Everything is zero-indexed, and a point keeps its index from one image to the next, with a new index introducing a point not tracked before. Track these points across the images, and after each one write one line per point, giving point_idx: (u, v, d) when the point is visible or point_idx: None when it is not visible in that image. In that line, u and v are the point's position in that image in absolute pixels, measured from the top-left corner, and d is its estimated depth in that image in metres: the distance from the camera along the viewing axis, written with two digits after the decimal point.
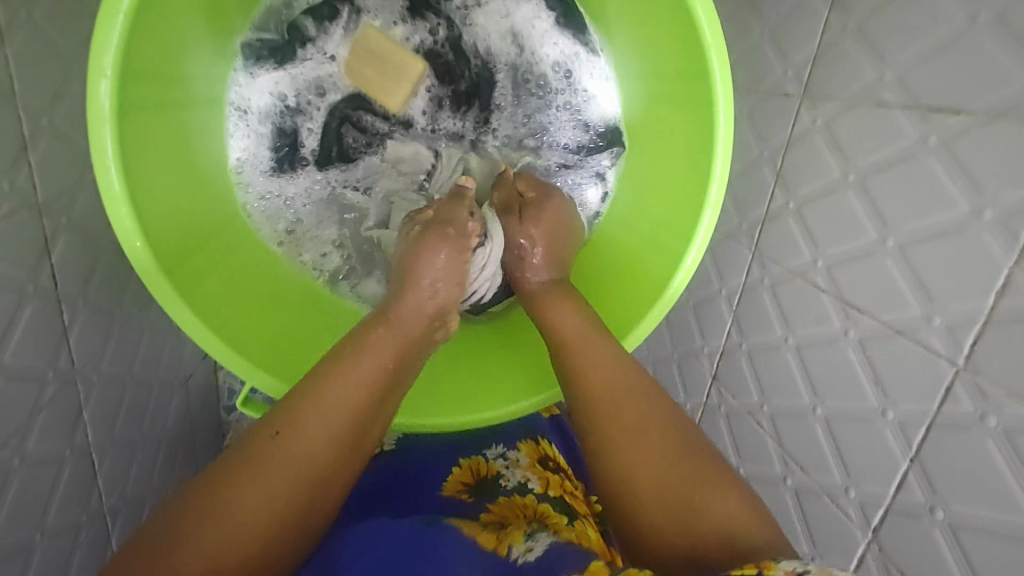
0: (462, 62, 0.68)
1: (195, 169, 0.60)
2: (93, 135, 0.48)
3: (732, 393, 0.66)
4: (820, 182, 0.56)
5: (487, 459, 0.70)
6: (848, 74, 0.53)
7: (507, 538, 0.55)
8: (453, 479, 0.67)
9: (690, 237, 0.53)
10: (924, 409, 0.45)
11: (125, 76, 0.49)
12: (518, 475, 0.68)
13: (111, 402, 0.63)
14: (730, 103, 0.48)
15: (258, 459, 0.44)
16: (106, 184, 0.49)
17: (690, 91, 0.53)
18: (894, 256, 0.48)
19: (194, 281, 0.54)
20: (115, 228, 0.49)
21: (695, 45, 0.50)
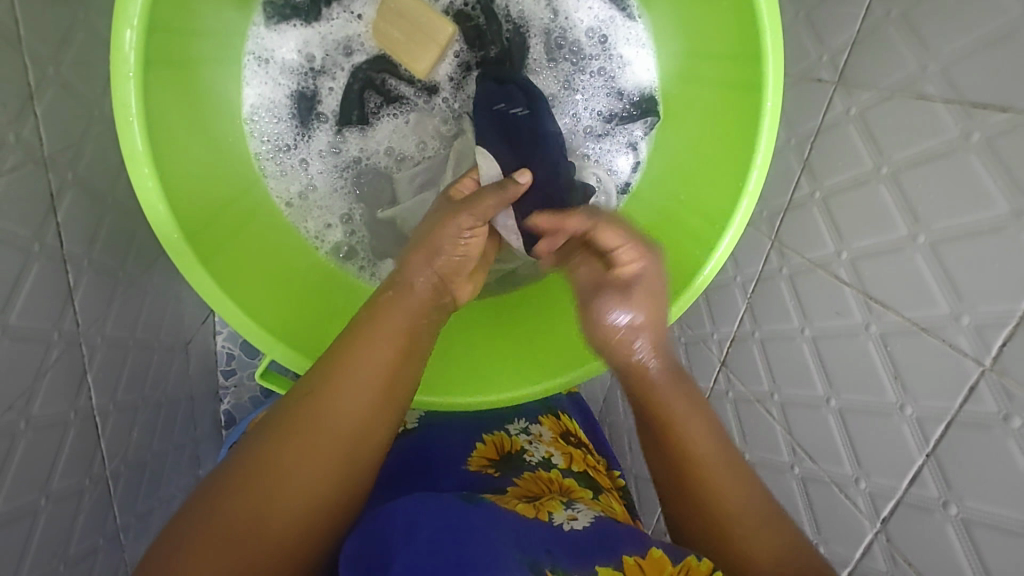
0: (493, 25, 0.65)
1: (211, 129, 0.58)
2: (116, 87, 0.45)
3: (742, 380, 0.67)
4: (850, 172, 0.55)
5: (509, 434, 0.72)
6: (888, 62, 0.52)
7: (545, 507, 0.57)
8: (477, 454, 0.68)
9: (725, 223, 0.52)
10: (944, 406, 0.46)
11: (153, 24, 0.46)
12: (542, 450, 0.70)
13: (114, 366, 0.62)
14: (781, 87, 0.47)
15: (296, 422, 0.46)
16: (128, 141, 0.46)
17: (734, 71, 0.51)
18: (924, 253, 0.48)
19: (211, 244, 0.52)
20: (134, 186, 0.47)
21: (745, 21, 0.49)
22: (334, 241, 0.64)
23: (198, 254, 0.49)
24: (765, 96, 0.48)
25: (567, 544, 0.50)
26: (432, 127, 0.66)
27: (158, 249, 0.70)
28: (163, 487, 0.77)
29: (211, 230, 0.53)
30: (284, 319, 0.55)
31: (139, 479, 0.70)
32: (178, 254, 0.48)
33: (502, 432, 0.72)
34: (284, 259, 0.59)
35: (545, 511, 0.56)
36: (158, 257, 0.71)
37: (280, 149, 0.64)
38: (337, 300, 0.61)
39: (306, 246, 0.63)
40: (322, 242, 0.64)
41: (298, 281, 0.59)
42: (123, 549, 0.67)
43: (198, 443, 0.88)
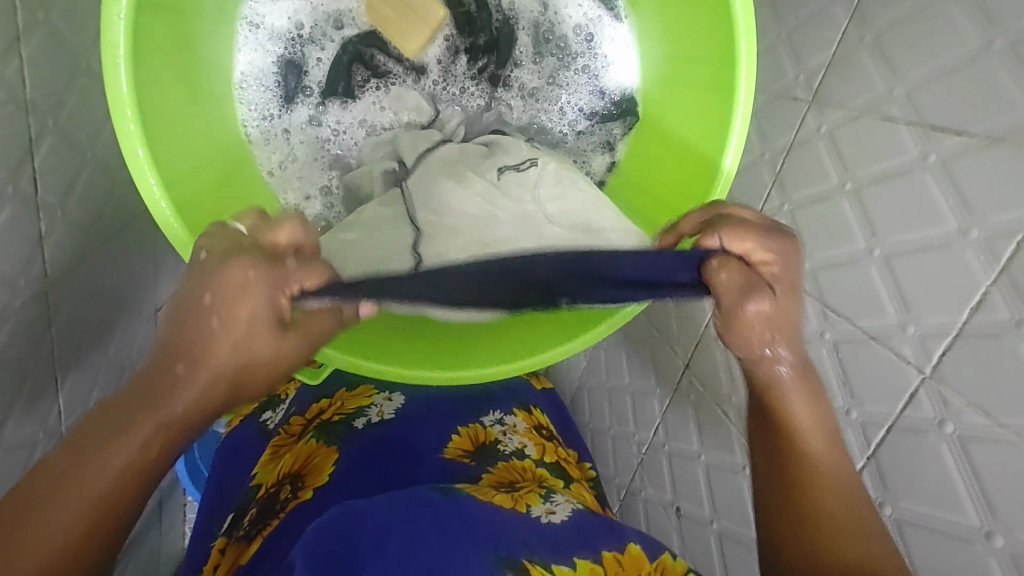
0: (484, 13, 0.67)
1: (198, 83, 0.58)
2: (108, 25, 0.46)
3: (703, 384, 0.68)
4: (817, 186, 0.57)
5: (485, 426, 0.73)
6: (860, 84, 0.54)
7: (523, 498, 0.60)
8: (453, 444, 0.69)
9: None
10: (887, 412, 0.48)
11: None
12: (516, 441, 0.71)
13: (78, 322, 0.61)
14: (753, 90, 0.49)
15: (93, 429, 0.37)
16: (114, 81, 0.47)
17: (712, 74, 0.53)
18: (878, 265, 0.50)
19: (190, 198, 0.52)
20: (116, 126, 0.47)
21: (723, 23, 0.51)
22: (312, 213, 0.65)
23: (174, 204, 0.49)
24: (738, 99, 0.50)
25: (544, 536, 0.54)
26: (410, 104, 0.66)
27: (134, 210, 0.70)
28: None
29: (190, 182, 0.53)
30: None
31: None
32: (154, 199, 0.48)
33: (476, 423, 0.73)
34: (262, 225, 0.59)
35: (523, 503, 0.59)
36: (134, 218, 0.70)
37: (264, 114, 0.64)
38: None
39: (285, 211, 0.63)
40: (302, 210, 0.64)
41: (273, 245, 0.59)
42: None
43: None
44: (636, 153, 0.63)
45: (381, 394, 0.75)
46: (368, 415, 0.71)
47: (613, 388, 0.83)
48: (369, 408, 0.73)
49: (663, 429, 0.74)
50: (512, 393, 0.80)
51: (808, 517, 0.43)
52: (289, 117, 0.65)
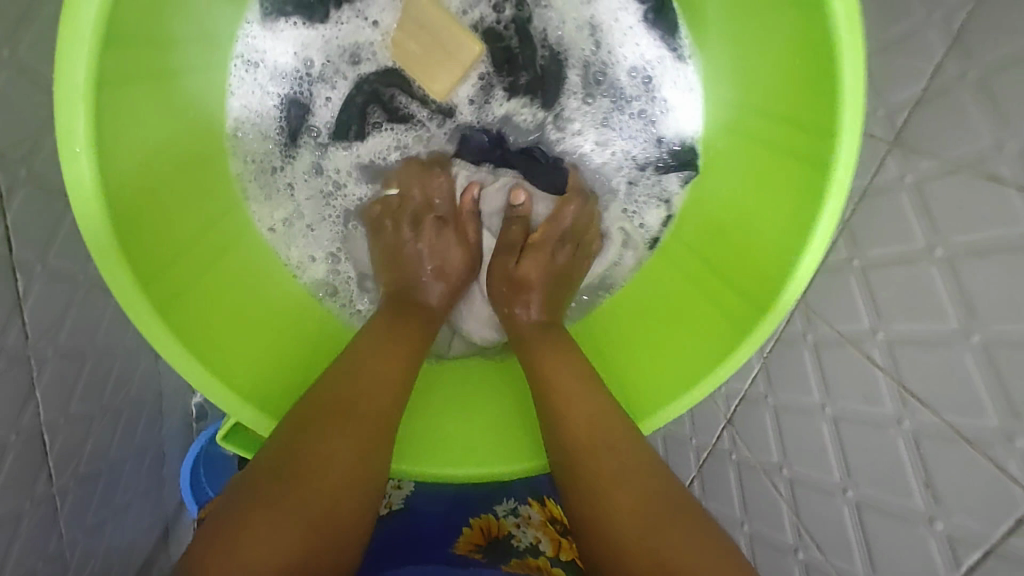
0: (527, 49, 0.61)
1: (181, 145, 0.54)
2: (68, 120, 0.42)
3: (749, 447, 0.62)
4: (898, 247, 0.49)
5: (497, 516, 0.64)
6: (959, 131, 0.46)
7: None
8: (463, 540, 0.63)
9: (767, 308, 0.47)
10: (984, 532, 0.41)
11: (108, 37, 0.43)
12: (530, 535, 0.62)
13: (68, 377, 0.56)
14: (850, 175, 0.42)
15: (301, 428, 0.45)
16: (77, 176, 0.43)
17: (804, 142, 0.46)
18: (976, 354, 0.43)
19: (176, 289, 0.49)
20: (81, 225, 0.43)
21: (827, 91, 0.44)
22: (318, 275, 0.62)
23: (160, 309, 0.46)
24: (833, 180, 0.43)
25: None
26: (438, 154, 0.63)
27: None
28: (116, 495, 0.72)
29: (177, 272, 0.50)
30: (240, 364, 0.52)
31: (92, 489, 0.65)
32: (139, 312, 0.45)
33: (487, 513, 0.64)
34: (255, 288, 0.57)
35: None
36: None
37: (265, 160, 0.61)
38: (303, 330, 0.58)
39: (279, 268, 0.60)
40: (302, 267, 0.61)
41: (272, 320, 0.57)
42: (65, 567, 0.62)
43: (162, 443, 0.83)
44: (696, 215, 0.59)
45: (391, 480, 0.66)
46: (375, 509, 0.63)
47: None
48: (377, 500, 0.64)
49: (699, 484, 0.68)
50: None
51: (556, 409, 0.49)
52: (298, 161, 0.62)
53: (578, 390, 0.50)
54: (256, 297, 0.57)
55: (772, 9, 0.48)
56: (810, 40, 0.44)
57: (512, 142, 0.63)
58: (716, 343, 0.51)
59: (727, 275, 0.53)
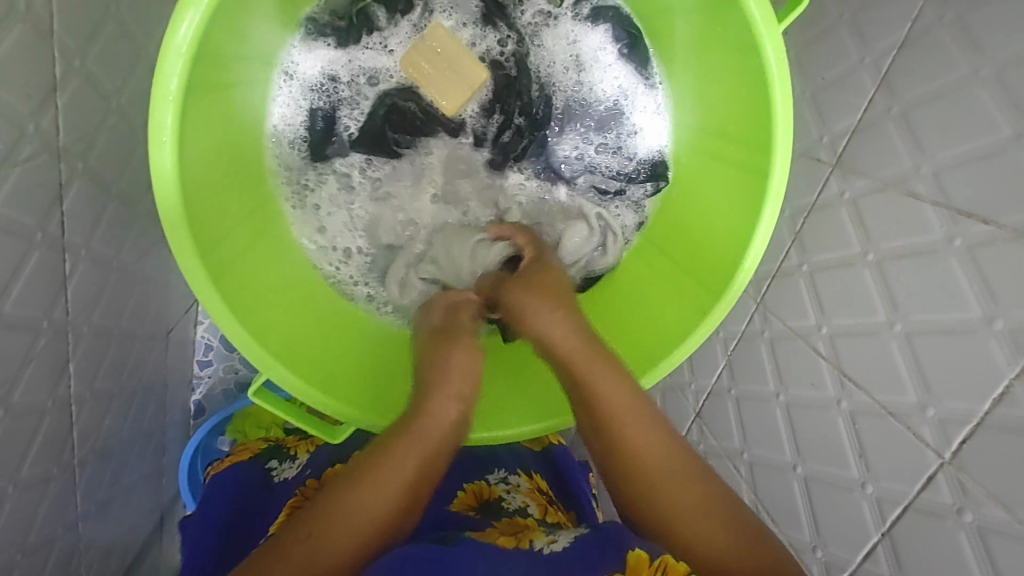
0: (525, 78, 0.68)
1: (234, 148, 0.59)
2: (156, 110, 0.47)
3: (714, 434, 0.68)
4: (837, 252, 0.57)
5: (488, 483, 0.68)
6: (883, 154, 0.55)
7: (526, 536, 0.56)
8: (458, 500, 0.65)
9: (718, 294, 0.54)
10: (904, 490, 0.48)
11: (197, 52, 0.48)
12: (519, 500, 0.65)
13: (95, 354, 0.61)
14: (786, 182, 0.49)
15: (339, 493, 0.50)
16: (159, 164, 0.48)
17: (747, 153, 0.54)
18: (899, 340, 0.51)
19: (226, 271, 0.54)
20: (159, 208, 0.49)
21: (762, 106, 0.52)
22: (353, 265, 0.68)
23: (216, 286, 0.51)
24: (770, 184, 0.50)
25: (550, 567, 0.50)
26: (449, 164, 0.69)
27: (155, 240, 0.70)
28: (128, 473, 0.76)
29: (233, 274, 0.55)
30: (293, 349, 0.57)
31: (107, 466, 0.70)
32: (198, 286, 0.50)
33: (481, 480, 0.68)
34: (291, 283, 0.62)
35: (525, 540, 0.55)
36: (153, 248, 0.70)
37: (297, 162, 0.66)
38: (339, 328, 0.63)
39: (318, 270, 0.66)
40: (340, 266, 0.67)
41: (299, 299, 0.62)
42: (80, 538, 0.66)
43: (166, 432, 0.87)
44: (652, 231, 0.67)
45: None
46: None
47: None
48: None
49: None
50: (514, 457, 0.74)
51: (632, 466, 0.52)
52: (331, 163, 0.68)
53: (624, 409, 0.52)
54: (297, 293, 0.62)
55: (723, 61, 0.56)
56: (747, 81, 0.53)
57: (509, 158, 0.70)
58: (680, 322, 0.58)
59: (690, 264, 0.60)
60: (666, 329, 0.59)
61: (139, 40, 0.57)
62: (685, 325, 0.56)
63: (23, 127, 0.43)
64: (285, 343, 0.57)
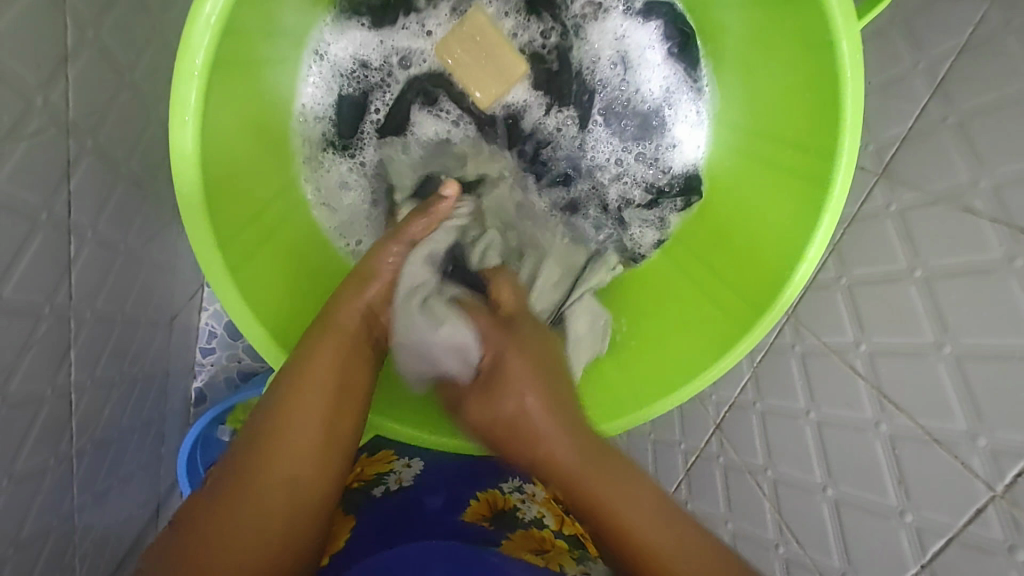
0: (564, 73, 0.66)
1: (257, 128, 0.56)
2: (180, 85, 0.44)
3: (735, 449, 0.65)
4: (881, 267, 0.54)
5: (503, 492, 0.66)
6: (937, 166, 0.52)
7: (552, 559, 0.58)
8: (472, 509, 0.64)
9: (765, 309, 0.52)
10: (948, 522, 0.46)
11: (229, 24, 0.45)
12: (535, 510, 0.63)
13: (98, 341, 0.59)
14: (847, 192, 0.47)
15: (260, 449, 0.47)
16: (179, 142, 0.45)
17: (802, 161, 0.52)
18: (948, 364, 0.48)
19: (246, 256, 0.51)
20: (176, 187, 0.46)
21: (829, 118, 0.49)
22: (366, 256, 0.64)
23: (232, 271, 0.49)
24: (830, 198, 0.48)
25: None
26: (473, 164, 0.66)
27: (161, 223, 0.67)
28: (126, 463, 0.74)
29: (255, 263, 0.52)
30: None
31: (106, 455, 0.67)
32: (212, 268, 0.47)
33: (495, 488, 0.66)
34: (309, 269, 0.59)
35: (553, 564, 0.57)
36: (160, 231, 0.67)
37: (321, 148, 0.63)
38: None
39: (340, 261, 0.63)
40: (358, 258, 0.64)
41: (320, 293, 0.59)
42: (75, 530, 0.63)
43: (165, 420, 0.84)
44: (691, 233, 0.64)
45: (401, 459, 0.68)
46: (386, 483, 0.65)
47: (632, 433, 0.78)
48: (388, 476, 0.66)
49: (686, 485, 0.70)
50: None
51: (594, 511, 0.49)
52: (350, 152, 0.64)
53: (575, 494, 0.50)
54: (315, 283, 0.59)
55: (779, 59, 0.54)
56: (809, 79, 0.50)
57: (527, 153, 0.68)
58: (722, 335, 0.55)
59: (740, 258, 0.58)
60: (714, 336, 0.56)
61: (156, 13, 0.54)
62: (733, 334, 0.54)
63: (32, 99, 0.40)
64: (309, 338, 0.55)
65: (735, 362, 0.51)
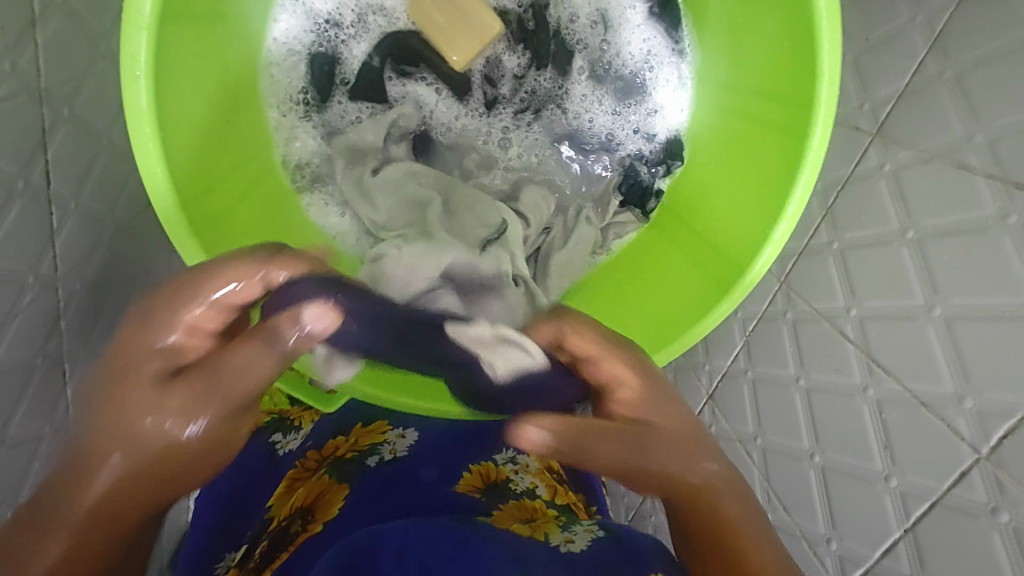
0: (541, 33, 0.66)
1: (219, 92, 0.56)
2: (127, 37, 0.44)
3: (727, 418, 0.65)
4: (873, 229, 0.53)
5: (496, 463, 0.66)
6: (932, 122, 0.50)
7: (540, 527, 0.54)
8: (465, 481, 0.63)
9: (744, 268, 0.51)
10: (932, 485, 0.45)
11: None
12: (527, 481, 0.64)
13: (90, 313, 0.59)
14: (826, 144, 0.45)
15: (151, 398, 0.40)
16: (133, 95, 0.45)
17: (783, 114, 0.50)
18: (937, 326, 0.47)
19: (210, 221, 0.51)
20: (134, 143, 0.46)
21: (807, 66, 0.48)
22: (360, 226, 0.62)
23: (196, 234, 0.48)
24: (809, 146, 0.47)
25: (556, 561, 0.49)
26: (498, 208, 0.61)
27: None
28: None
29: (222, 229, 0.52)
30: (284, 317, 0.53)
31: None
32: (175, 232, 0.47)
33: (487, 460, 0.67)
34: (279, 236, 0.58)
35: (540, 533, 0.53)
36: None
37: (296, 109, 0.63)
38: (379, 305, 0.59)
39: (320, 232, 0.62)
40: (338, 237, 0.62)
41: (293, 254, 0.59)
42: None
43: None
44: (675, 195, 0.63)
45: (394, 431, 0.68)
46: (380, 454, 0.64)
47: None
48: (382, 446, 0.66)
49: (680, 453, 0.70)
50: None
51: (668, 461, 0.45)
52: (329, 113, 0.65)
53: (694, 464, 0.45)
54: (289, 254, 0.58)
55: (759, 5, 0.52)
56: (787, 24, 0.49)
57: (506, 112, 0.67)
58: (693, 303, 0.54)
59: (722, 247, 0.55)
60: (687, 309, 0.54)
61: None
62: (702, 298, 0.53)
63: None
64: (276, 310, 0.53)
65: (724, 313, 0.49)
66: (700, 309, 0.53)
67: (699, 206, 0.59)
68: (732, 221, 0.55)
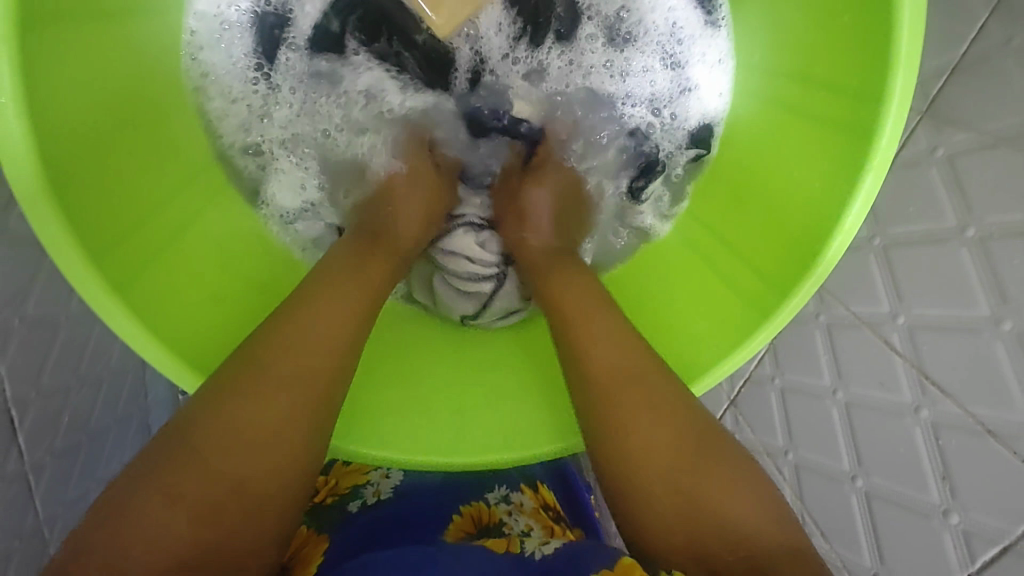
0: (544, 3, 0.57)
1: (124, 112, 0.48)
2: None
3: (752, 429, 0.56)
4: (923, 225, 0.46)
5: (488, 505, 0.61)
6: (997, 103, 0.43)
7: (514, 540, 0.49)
8: (454, 528, 0.57)
9: (784, 292, 0.45)
10: (1003, 527, 0.41)
11: None
12: (522, 523, 0.58)
13: (35, 350, 0.53)
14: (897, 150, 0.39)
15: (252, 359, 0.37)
16: (9, 134, 0.38)
17: (841, 113, 0.44)
18: (1007, 341, 0.41)
19: (128, 268, 0.44)
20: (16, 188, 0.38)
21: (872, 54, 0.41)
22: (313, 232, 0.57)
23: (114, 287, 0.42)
24: (876, 148, 0.41)
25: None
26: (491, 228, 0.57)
27: None
28: None
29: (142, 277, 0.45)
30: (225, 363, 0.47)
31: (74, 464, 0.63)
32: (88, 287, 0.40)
33: (479, 501, 0.61)
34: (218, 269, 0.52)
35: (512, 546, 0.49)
36: None
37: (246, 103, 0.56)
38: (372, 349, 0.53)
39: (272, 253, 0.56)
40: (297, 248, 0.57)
41: (245, 290, 0.52)
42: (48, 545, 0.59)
43: None
44: (699, 201, 0.56)
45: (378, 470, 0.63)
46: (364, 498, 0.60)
47: None
48: (365, 489, 0.61)
49: None
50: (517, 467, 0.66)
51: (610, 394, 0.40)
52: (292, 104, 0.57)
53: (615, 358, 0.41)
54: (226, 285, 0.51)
55: None
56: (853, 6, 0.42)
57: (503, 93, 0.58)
58: (722, 327, 0.49)
59: (753, 262, 0.49)
60: (715, 334, 0.49)
61: None
62: (733, 324, 0.48)
63: None
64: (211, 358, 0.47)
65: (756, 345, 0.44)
66: (728, 337, 0.47)
67: (731, 205, 0.53)
68: (767, 235, 0.49)
